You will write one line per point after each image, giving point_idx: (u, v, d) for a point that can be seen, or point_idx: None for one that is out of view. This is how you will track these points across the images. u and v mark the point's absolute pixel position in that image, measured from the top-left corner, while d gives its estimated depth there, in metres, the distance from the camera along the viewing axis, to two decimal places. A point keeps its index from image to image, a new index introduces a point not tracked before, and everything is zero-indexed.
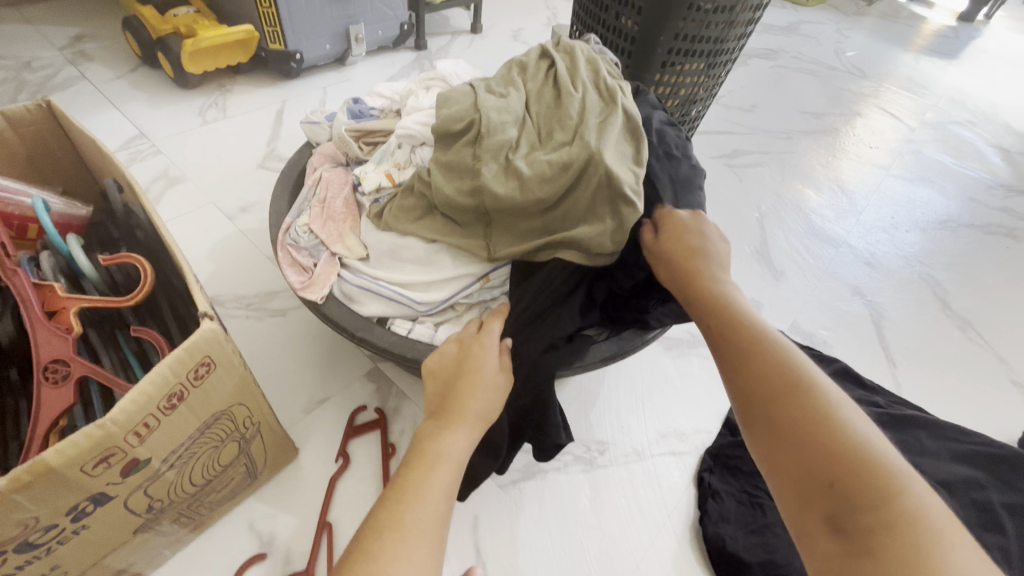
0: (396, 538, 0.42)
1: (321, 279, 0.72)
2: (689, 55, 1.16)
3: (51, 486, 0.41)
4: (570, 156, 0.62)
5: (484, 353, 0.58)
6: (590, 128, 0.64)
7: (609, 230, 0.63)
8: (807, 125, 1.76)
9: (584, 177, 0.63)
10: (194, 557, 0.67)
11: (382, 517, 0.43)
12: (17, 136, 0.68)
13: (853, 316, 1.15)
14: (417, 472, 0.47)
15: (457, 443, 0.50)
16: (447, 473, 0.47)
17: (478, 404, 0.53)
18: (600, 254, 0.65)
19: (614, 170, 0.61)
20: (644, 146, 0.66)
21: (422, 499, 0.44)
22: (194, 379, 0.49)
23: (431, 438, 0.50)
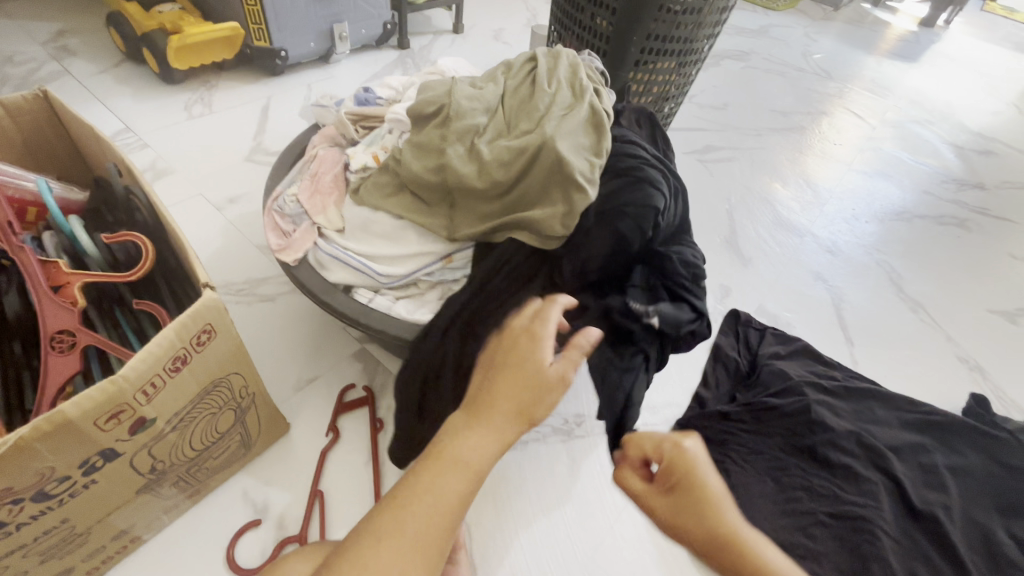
0: (387, 537, 0.42)
1: (297, 243, 0.76)
2: (660, 55, 1.22)
3: (67, 438, 0.44)
4: (526, 142, 0.67)
5: (539, 348, 0.51)
6: (551, 119, 0.69)
7: (559, 214, 0.66)
8: (775, 123, 1.84)
9: (537, 162, 0.67)
10: (191, 525, 0.70)
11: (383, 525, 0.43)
12: (14, 125, 0.71)
13: (815, 299, 1.23)
14: (426, 477, 0.45)
15: (476, 448, 0.46)
16: (461, 478, 0.45)
17: (507, 404, 0.48)
18: (551, 238, 0.68)
19: (563, 155, 0.65)
20: (604, 140, 0.71)
21: (428, 513, 0.44)
22: (197, 345, 0.52)
23: (451, 442, 0.47)
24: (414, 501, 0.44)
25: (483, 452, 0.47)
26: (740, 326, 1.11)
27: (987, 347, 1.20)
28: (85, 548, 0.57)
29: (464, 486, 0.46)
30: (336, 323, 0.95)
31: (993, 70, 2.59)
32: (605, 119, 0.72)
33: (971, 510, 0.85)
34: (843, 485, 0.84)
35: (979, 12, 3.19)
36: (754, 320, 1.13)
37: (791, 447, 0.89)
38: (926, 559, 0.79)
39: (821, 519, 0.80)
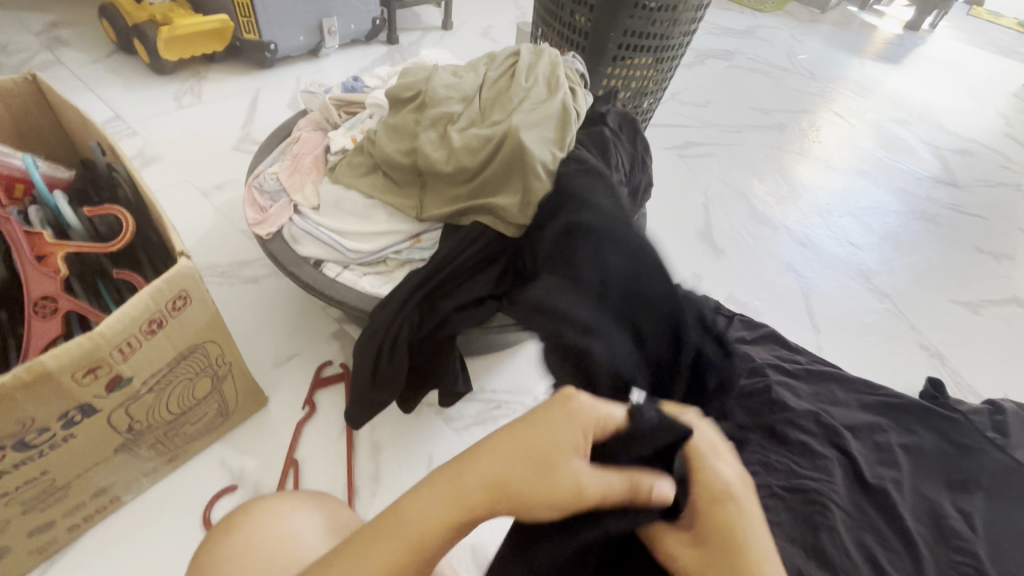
0: None
1: (273, 218, 0.79)
2: (637, 50, 1.26)
3: (47, 389, 0.48)
4: (494, 132, 0.71)
5: (557, 431, 0.40)
6: (521, 113, 0.73)
7: (519, 202, 0.70)
8: (756, 120, 1.89)
9: (503, 151, 0.71)
10: (169, 489, 0.73)
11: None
12: (4, 105, 0.74)
13: (785, 289, 1.27)
14: (370, 539, 0.40)
15: (424, 513, 0.40)
16: (398, 551, 0.39)
17: (476, 477, 0.40)
18: (510, 223, 0.71)
19: (527, 147, 0.69)
20: (570, 138, 0.74)
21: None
22: (172, 310, 0.56)
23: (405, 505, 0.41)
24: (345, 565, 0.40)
25: (438, 522, 0.40)
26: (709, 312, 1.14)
27: (948, 336, 1.24)
28: (67, 503, 0.60)
29: (409, 559, 0.40)
30: (316, 303, 0.98)
31: (974, 72, 2.64)
32: (574, 117, 0.75)
33: None
34: (799, 460, 0.88)
35: (964, 16, 3.24)
36: (723, 307, 1.16)
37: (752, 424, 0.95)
38: None
39: (775, 490, 0.84)
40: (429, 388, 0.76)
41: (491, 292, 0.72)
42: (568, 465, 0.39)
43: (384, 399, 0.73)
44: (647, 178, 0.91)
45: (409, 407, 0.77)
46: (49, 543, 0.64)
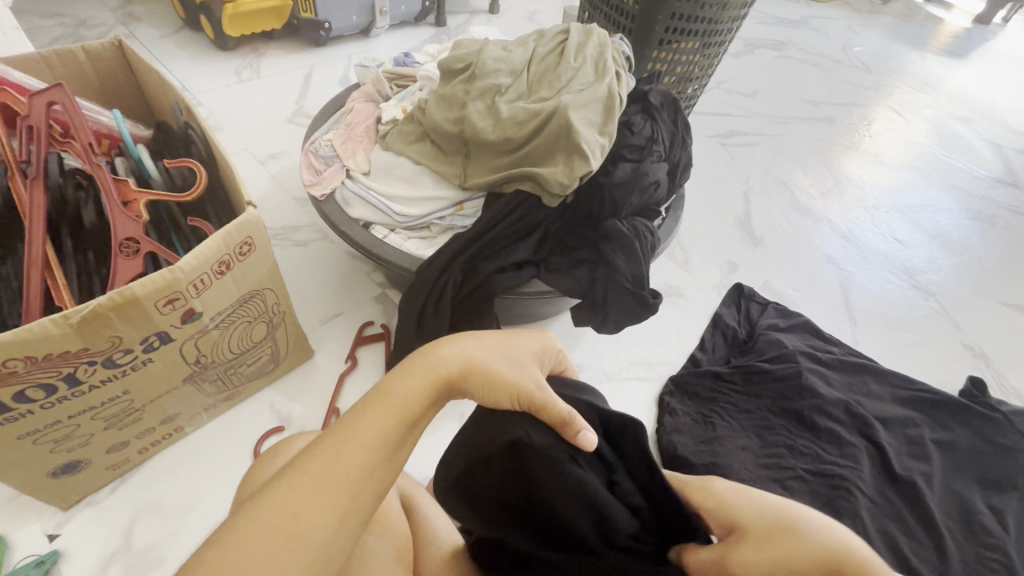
0: (295, 477, 0.39)
1: (327, 181, 0.84)
2: (684, 34, 1.25)
3: (133, 312, 0.54)
4: (541, 107, 0.74)
5: (517, 340, 0.50)
6: (569, 91, 0.76)
7: (559, 173, 0.72)
8: (805, 112, 1.83)
9: (548, 125, 0.73)
10: (224, 425, 0.80)
11: (293, 472, 0.40)
12: (93, 67, 0.82)
13: (823, 280, 1.25)
14: (358, 412, 0.43)
15: (409, 390, 0.45)
16: (388, 414, 0.43)
17: (454, 354, 0.47)
18: (550, 193, 0.74)
19: (571, 122, 0.72)
20: (612, 120, 0.76)
21: (343, 459, 0.40)
22: (239, 255, 0.61)
23: (388, 381, 0.45)
24: (333, 438, 0.42)
25: (417, 393, 0.45)
26: (742, 298, 1.14)
27: (995, 339, 1.20)
28: (139, 425, 0.67)
29: (387, 431, 0.43)
30: (361, 268, 1.04)
31: None
32: (618, 101, 0.77)
33: (951, 480, 0.87)
34: (825, 446, 0.88)
35: None
36: (757, 294, 1.16)
37: (778, 409, 0.93)
38: (900, 519, 0.82)
39: (801, 474, 0.84)
40: None
41: (530, 258, 0.76)
42: (518, 362, 0.48)
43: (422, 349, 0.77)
44: (687, 158, 0.92)
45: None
46: (121, 462, 0.72)
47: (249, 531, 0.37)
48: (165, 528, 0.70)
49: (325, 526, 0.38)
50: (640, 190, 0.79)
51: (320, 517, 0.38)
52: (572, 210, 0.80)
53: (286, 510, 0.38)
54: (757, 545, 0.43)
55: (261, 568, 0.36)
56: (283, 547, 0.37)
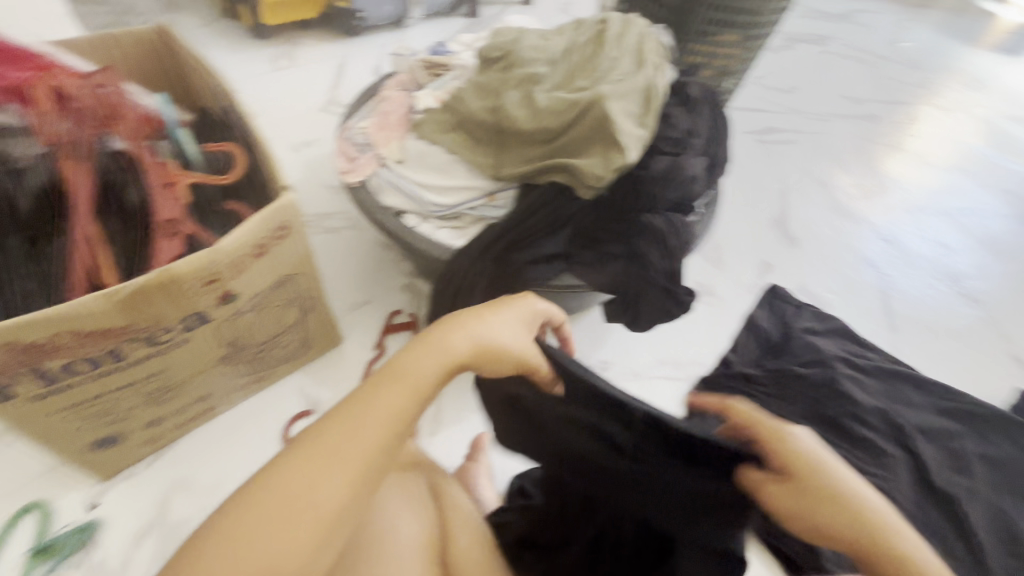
0: (312, 452, 0.42)
1: (361, 168, 0.85)
2: (725, 27, 1.21)
3: (175, 292, 0.55)
4: (579, 97, 0.73)
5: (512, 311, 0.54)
6: (608, 82, 0.74)
7: (596, 164, 0.71)
8: (848, 110, 1.76)
9: (586, 116, 0.72)
10: (255, 406, 0.81)
11: (312, 441, 0.43)
12: (139, 53, 0.83)
13: (862, 283, 1.21)
14: (373, 390, 0.46)
15: (422, 366, 0.48)
16: (403, 394, 0.46)
17: (463, 334, 0.50)
18: (586, 185, 0.73)
19: (610, 113, 0.70)
20: (651, 112, 0.75)
21: (359, 432, 0.43)
22: (275, 239, 0.61)
23: (401, 359, 0.48)
24: (349, 415, 0.44)
25: (429, 372, 0.48)
26: (775, 300, 1.08)
27: None
28: (174, 402, 0.69)
29: (401, 409, 0.46)
30: (390, 256, 1.04)
31: None
32: (658, 92, 0.76)
33: (995, 496, 0.84)
34: (862, 458, 0.85)
35: None
36: (790, 296, 1.11)
37: (813, 416, 0.90)
38: (938, 533, 0.79)
39: None
40: None
41: (560, 250, 0.75)
42: (517, 335, 0.52)
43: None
44: (726, 153, 0.89)
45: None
46: (158, 437, 0.74)
47: (272, 496, 0.40)
48: (198, 503, 0.72)
49: (341, 492, 0.41)
50: (677, 184, 0.78)
51: (336, 484, 0.41)
52: (605, 202, 0.76)
53: (304, 476, 0.41)
54: (805, 494, 0.44)
55: (278, 534, 0.39)
56: (303, 510, 0.40)
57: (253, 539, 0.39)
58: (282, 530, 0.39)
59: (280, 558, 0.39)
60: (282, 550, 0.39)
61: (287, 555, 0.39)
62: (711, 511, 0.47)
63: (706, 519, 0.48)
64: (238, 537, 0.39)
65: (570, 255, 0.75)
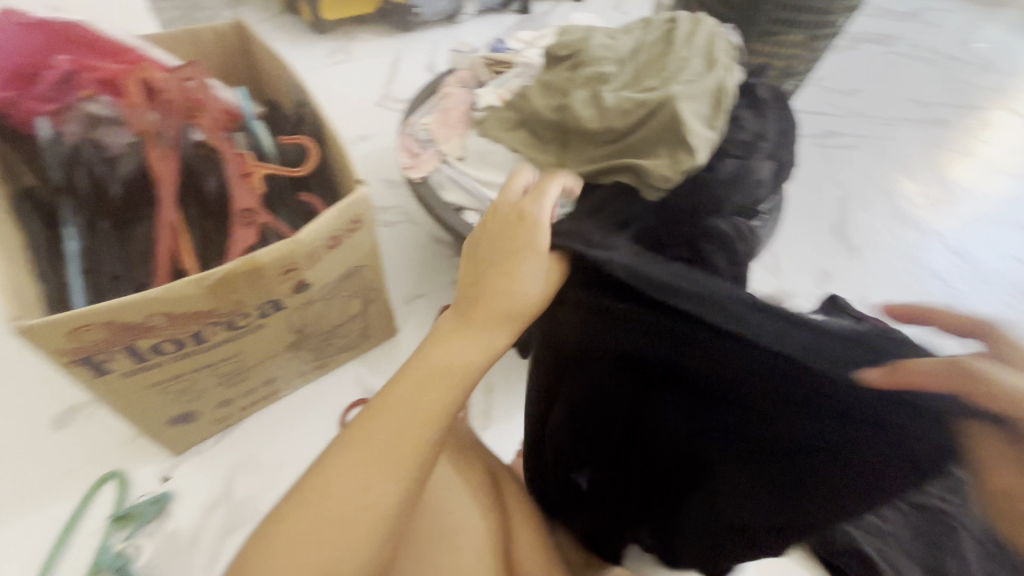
0: (359, 453, 0.41)
1: (424, 164, 0.86)
2: (792, 26, 1.16)
3: (256, 281, 0.57)
4: (648, 97, 0.72)
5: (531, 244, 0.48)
6: (678, 82, 0.73)
7: (663, 165, 0.70)
8: (915, 113, 1.67)
9: (655, 116, 0.71)
10: (313, 392, 0.84)
11: (357, 442, 0.42)
12: (217, 47, 0.87)
13: (927, 298, 1.16)
14: (415, 382, 0.45)
15: (462, 353, 0.46)
16: (446, 384, 0.45)
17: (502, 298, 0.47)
18: (651, 186, 0.72)
19: (680, 114, 0.69)
20: (721, 114, 0.73)
21: (404, 434, 0.42)
22: (348, 231, 0.63)
23: (439, 345, 0.46)
24: (393, 408, 0.43)
25: (470, 355, 0.46)
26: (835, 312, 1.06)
27: None
28: (244, 384, 0.72)
29: (447, 401, 0.44)
30: (442, 252, 1.05)
31: None
32: (730, 94, 0.74)
33: None
34: None
35: None
36: (851, 309, 1.08)
37: None
38: None
39: None
40: None
41: None
42: (548, 279, 0.48)
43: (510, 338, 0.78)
44: (794, 157, 0.86)
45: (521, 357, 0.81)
46: (225, 417, 0.77)
47: (323, 501, 0.40)
48: (261, 483, 0.75)
49: (391, 494, 0.41)
50: (744, 188, 0.76)
51: (386, 487, 0.41)
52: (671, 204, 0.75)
53: (354, 480, 0.40)
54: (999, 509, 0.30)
55: (330, 536, 0.39)
56: (354, 514, 0.40)
57: (303, 543, 0.38)
58: (336, 537, 0.39)
59: (336, 562, 0.39)
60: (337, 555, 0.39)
61: (342, 560, 0.39)
62: (804, 509, 0.40)
63: (776, 499, 0.42)
64: (292, 540, 0.38)
65: None
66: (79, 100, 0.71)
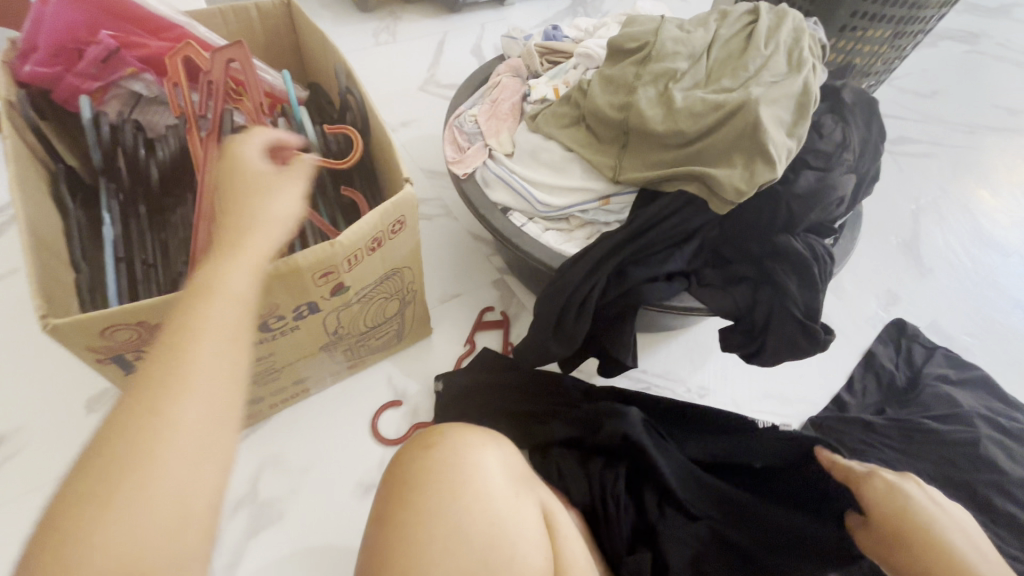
0: (144, 403, 0.36)
1: (470, 159, 0.81)
2: (877, 20, 1.03)
3: (294, 282, 0.54)
4: (724, 99, 0.65)
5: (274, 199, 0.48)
6: (758, 84, 0.66)
7: (736, 176, 0.63)
8: (999, 121, 1.53)
9: (730, 122, 0.65)
10: (345, 392, 0.81)
11: (137, 396, 0.36)
12: (261, 26, 0.83)
13: (1007, 329, 1.06)
14: (188, 309, 0.40)
15: (237, 280, 0.42)
16: (230, 306, 0.41)
17: (264, 237, 0.46)
18: (722, 199, 0.65)
19: (761, 121, 0.62)
20: (805, 122, 0.66)
21: (192, 359, 0.37)
22: (390, 234, 0.59)
23: (208, 273, 0.42)
24: (173, 347, 0.38)
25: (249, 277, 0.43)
26: (903, 337, 0.97)
27: None
28: (276, 383, 0.70)
29: (237, 324, 0.40)
30: (481, 250, 1.00)
31: None
32: (815, 99, 0.66)
33: None
34: (1001, 534, 0.69)
35: None
36: (923, 336, 0.98)
37: (942, 479, 0.75)
38: None
39: None
40: (590, 356, 0.76)
41: (683, 270, 0.69)
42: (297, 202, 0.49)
43: (555, 352, 0.71)
44: (878, 170, 0.78)
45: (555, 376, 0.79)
46: (255, 414, 0.75)
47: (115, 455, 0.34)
48: (287, 484, 0.73)
49: (194, 426, 0.36)
50: (825, 205, 0.68)
51: (192, 414, 0.36)
52: (738, 218, 0.69)
53: (144, 432, 0.35)
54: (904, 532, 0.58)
55: (168, 495, 0.35)
56: (160, 476, 0.35)
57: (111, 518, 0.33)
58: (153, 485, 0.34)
59: (180, 518, 0.35)
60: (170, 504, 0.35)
61: (173, 509, 0.34)
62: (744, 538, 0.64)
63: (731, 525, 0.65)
64: (90, 512, 0.33)
65: (694, 276, 0.70)
66: (122, 78, 0.72)
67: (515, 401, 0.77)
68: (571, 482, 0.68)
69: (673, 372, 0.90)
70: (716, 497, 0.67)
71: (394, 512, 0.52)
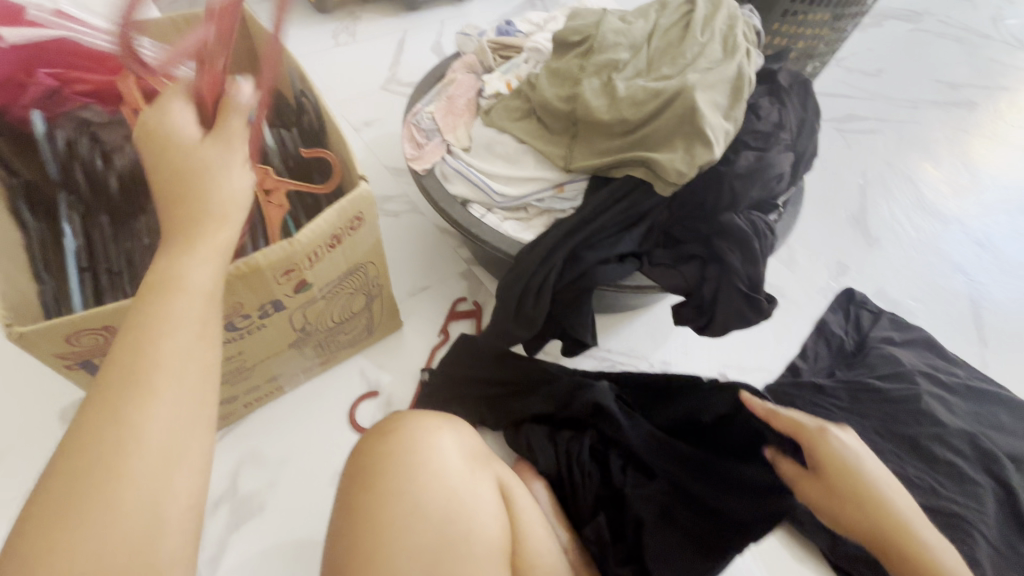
0: (113, 403, 0.40)
1: (428, 155, 0.83)
2: (815, 4, 1.08)
3: (256, 282, 0.56)
4: (662, 87, 0.68)
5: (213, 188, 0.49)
6: (694, 71, 0.70)
7: (678, 159, 0.67)
8: (941, 96, 1.60)
9: (669, 108, 0.68)
10: (319, 387, 0.83)
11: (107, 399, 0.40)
12: None
13: (949, 291, 1.13)
14: (154, 305, 0.43)
15: (198, 276, 0.45)
16: (187, 300, 0.44)
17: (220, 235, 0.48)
18: (665, 181, 0.68)
19: (697, 106, 0.66)
20: (740, 105, 0.70)
21: (157, 351, 0.41)
22: (349, 231, 0.61)
23: (164, 270, 0.45)
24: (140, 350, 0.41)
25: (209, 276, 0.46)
26: (852, 305, 1.01)
27: None
28: (247, 382, 0.72)
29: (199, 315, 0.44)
30: (448, 243, 1.03)
31: None
32: (748, 82, 0.70)
33: None
34: (940, 479, 0.75)
35: None
36: (869, 301, 1.02)
37: (888, 432, 0.80)
38: None
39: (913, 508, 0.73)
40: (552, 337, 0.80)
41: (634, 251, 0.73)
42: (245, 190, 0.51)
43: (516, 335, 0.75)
44: (816, 148, 0.82)
45: (530, 357, 0.80)
46: (230, 413, 0.77)
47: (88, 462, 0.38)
48: (264, 478, 0.75)
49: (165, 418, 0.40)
50: (764, 181, 0.72)
51: (158, 412, 0.40)
52: (683, 199, 0.73)
53: (112, 431, 0.39)
54: (852, 495, 0.57)
55: (148, 485, 0.39)
56: (133, 467, 0.38)
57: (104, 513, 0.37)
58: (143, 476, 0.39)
59: (162, 504, 0.39)
60: (150, 494, 0.38)
61: (154, 501, 0.39)
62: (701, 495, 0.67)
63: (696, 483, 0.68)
64: (72, 506, 0.37)
65: (646, 256, 0.73)
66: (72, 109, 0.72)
67: (482, 390, 0.80)
68: (539, 452, 0.74)
69: (637, 349, 0.95)
70: (676, 457, 0.70)
71: (356, 496, 0.54)
